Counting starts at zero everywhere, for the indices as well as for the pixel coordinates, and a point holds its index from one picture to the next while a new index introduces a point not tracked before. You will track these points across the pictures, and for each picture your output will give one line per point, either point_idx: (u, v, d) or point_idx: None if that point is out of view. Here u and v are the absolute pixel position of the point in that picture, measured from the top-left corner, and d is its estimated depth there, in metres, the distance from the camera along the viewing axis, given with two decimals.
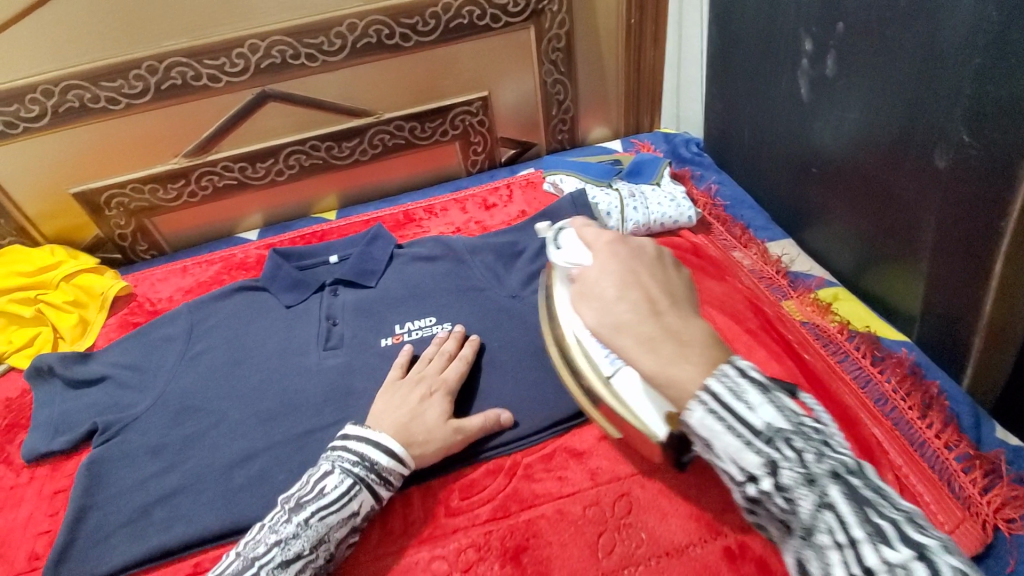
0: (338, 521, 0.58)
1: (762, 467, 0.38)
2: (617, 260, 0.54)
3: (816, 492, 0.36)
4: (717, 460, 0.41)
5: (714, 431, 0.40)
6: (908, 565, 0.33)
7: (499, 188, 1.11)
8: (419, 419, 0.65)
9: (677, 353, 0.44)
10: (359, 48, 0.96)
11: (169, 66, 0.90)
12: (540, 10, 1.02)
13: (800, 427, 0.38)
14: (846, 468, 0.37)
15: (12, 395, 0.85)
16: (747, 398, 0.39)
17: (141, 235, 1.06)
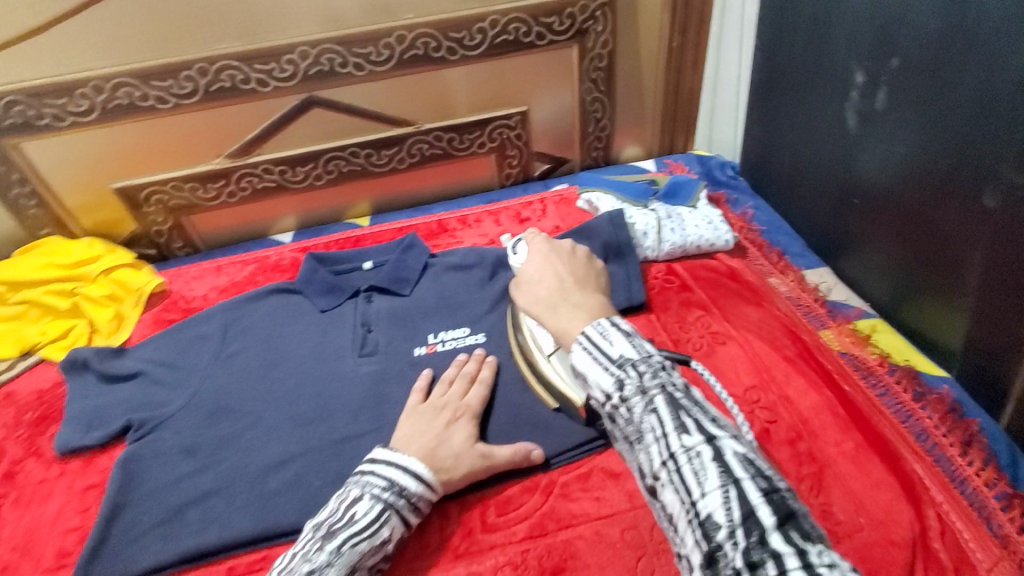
0: (370, 550, 0.56)
1: (614, 385, 0.49)
2: (542, 256, 0.70)
3: (646, 399, 0.47)
4: (589, 388, 0.52)
5: (587, 362, 0.51)
6: (698, 449, 0.43)
7: (533, 202, 1.11)
8: (444, 445, 0.64)
9: (572, 314, 0.60)
10: (405, 59, 0.97)
11: (220, 69, 0.91)
12: (584, 30, 1.03)
13: (646, 358, 0.49)
14: (671, 383, 0.47)
15: (45, 386, 0.84)
16: (609, 337, 0.51)
17: (177, 233, 1.07)
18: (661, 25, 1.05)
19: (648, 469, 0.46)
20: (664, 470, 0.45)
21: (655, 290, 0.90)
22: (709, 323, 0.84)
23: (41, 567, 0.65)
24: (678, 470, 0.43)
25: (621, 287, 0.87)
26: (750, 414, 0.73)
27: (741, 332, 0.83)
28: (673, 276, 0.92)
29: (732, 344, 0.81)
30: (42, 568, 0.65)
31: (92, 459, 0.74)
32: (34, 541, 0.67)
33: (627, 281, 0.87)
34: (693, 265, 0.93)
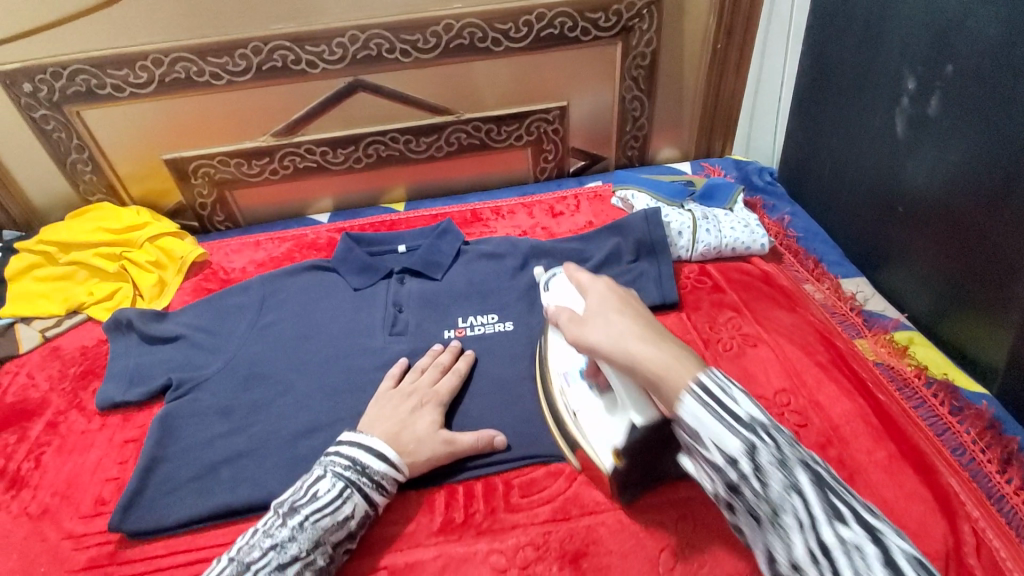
0: (331, 526, 0.58)
1: (744, 450, 0.44)
2: (608, 292, 0.61)
3: (788, 477, 0.43)
4: (702, 448, 0.46)
5: (704, 420, 0.46)
6: (857, 542, 0.40)
7: (567, 197, 1.11)
8: (407, 429, 0.66)
9: (675, 361, 0.50)
10: (451, 48, 0.99)
11: (273, 49, 0.94)
12: (629, 27, 1.03)
13: (775, 423, 0.45)
14: (807, 457, 0.45)
15: (89, 343, 0.87)
16: (731, 391, 0.46)
17: (220, 207, 1.10)
18: (708, 25, 1.05)
19: (789, 559, 0.43)
20: (813, 566, 0.41)
21: (686, 289, 0.89)
22: (741, 325, 0.84)
23: (80, 513, 0.67)
24: (832, 565, 0.40)
25: (652, 284, 0.87)
26: (780, 417, 0.72)
27: (774, 337, 0.82)
28: (706, 277, 0.91)
29: (763, 347, 0.81)
30: (80, 514, 0.68)
31: (131, 415, 0.77)
32: (74, 489, 0.70)
33: (659, 277, 0.87)
34: (726, 267, 0.93)
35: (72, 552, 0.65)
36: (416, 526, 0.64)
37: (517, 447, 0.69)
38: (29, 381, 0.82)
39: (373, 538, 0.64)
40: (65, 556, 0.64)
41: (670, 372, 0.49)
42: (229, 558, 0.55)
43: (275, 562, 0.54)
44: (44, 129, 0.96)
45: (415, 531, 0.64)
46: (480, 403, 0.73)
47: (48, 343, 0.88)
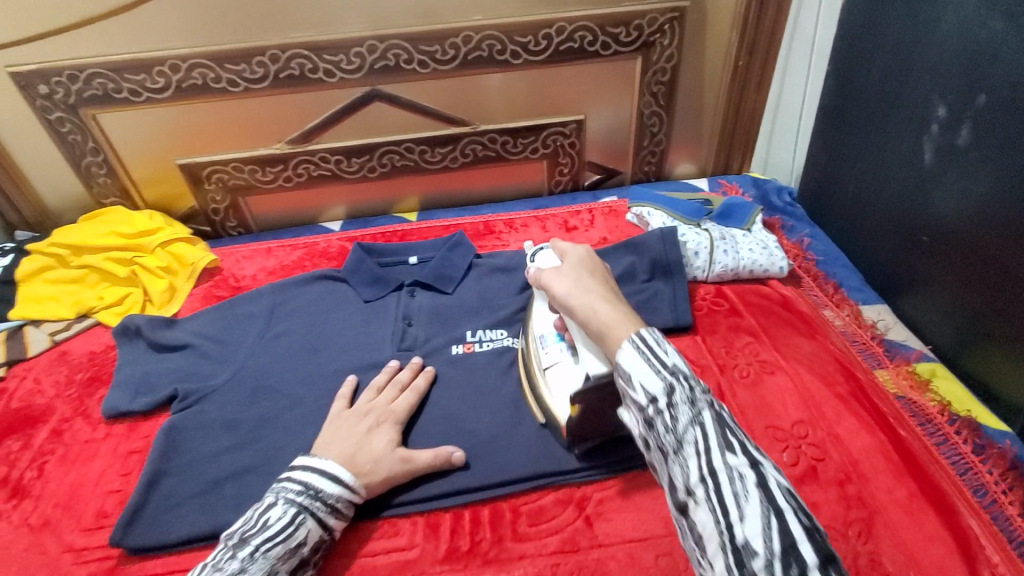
0: (283, 553, 0.55)
1: (663, 390, 0.46)
2: (572, 264, 0.64)
3: (694, 411, 0.45)
4: (629, 390, 0.48)
5: (635, 363, 0.48)
6: (742, 470, 0.42)
7: (581, 212, 1.10)
8: (364, 449, 0.64)
9: (619, 320, 0.54)
10: (469, 59, 0.98)
11: (290, 57, 0.93)
12: (650, 43, 1.01)
13: (696, 373, 0.47)
14: (717, 402, 0.47)
15: (97, 348, 0.87)
16: (665, 346, 0.49)
17: (232, 212, 1.10)
18: (730, 43, 1.03)
19: (682, 485, 0.43)
20: (700, 487, 0.42)
21: (702, 311, 0.88)
22: (758, 351, 0.82)
23: (82, 525, 0.66)
24: (716, 489, 0.42)
25: (666, 305, 0.85)
26: (797, 450, 0.70)
27: (793, 365, 0.80)
28: (722, 299, 0.89)
29: (781, 375, 0.78)
30: (81, 527, 0.66)
31: (136, 425, 0.76)
32: (76, 499, 0.68)
33: (674, 299, 0.86)
34: (743, 289, 0.91)
35: (72, 566, 0.63)
36: (421, 553, 0.63)
37: (525, 472, 0.67)
38: (36, 386, 0.81)
39: (377, 564, 0.62)
40: (65, 571, 0.63)
41: (614, 328, 0.53)
42: None
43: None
44: (61, 131, 0.97)
45: (420, 557, 0.63)
46: (488, 424, 0.71)
47: (57, 347, 0.87)
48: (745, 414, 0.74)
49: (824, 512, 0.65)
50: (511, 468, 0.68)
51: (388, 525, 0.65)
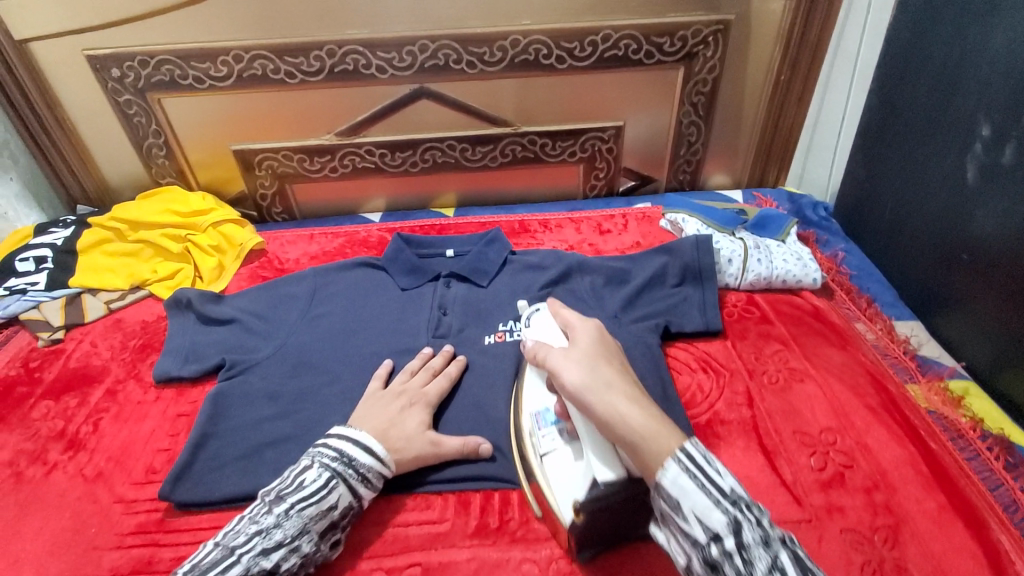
0: (316, 515, 0.58)
1: (726, 525, 0.46)
2: (590, 339, 0.62)
3: (770, 554, 0.45)
4: (683, 523, 0.48)
5: (686, 489, 0.48)
6: None
7: (615, 216, 1.12)
8: (396, 428, 0.67)
9: (656, 431, 0.52)
10: (516, 62, 1.01)
11: (347, 53, 0.97)
12: (693, 53, 1.04)
13: (752, 501, 0.48)
14: (784, 536, 0.47)
15: (149, 318, 0.91)
16: (715, 466, 0.49)
17: (279, 199, 1.14)
18: (772, 57, 1.04)
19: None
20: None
21: (733, 317, 0.88)
22: (788, 359, 0.83)
23: (132, 479, 0.70)
24: None
25: (696, 309, 0.86)
26: (826, 455, 0.71)
27: (823, 374, 0.80)
28: (753, 307, 0.90)
29: (811, 383, 0.79)
30: (131, 480, 0.70)
31: (184, 390, 0.80)
32: (127, 455, 0.72)
33: (703, 303, 0.87)
34: (775, 298, 0.92)
35: (122, 516, 0.66)
36: (452, 527, 0.65)
37: None
38: (92, 349, 0.86)
39: (409, 534, 0.65)
40: (115, 520, 0.66)
41: (653, 439, 0.51)
42: (215, 543, 0.56)
43: (258, 547, 0.55)
44: (127, 113, 1.02)
45: (450, 531, 0.65)
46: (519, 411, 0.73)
47: (112, 314, 0.92)
48: (774, 418, 0.75)
49: (851, 516, 0.65)
50: None
51: (420, 499, 0.67)
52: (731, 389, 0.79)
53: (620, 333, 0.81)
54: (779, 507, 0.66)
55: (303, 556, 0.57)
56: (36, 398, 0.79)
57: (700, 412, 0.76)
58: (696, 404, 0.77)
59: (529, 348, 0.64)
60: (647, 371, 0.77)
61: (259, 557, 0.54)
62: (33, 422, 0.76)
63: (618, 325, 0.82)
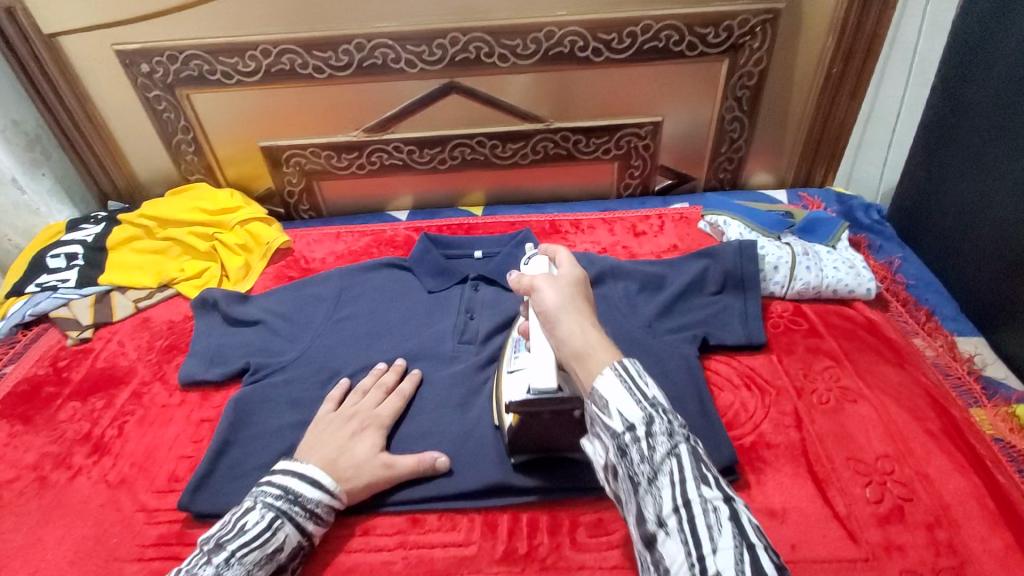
0: (261, 559, 0.55)
1: (641, 420, 0.48)
2: (571, 267, 0.62)
3: (672, 444, 0.46)
4: (604, 417, 0.49)
5: (615, 390, 0.49)
6: (716, 504, 0.44)
7: (651, 217, 1.07)
8: (349, 454, 0.64)
9: (606, 346, 0.53)
10: (550, 55, 0.97)
11: (375, 46, 0.94)
12: (739, 45, 0.97)
13: (672, 406, 0.49)
14: (692, 436, 0.49)
15: (176, 318, 0.90)
16: (645, 378, 0.50)
17: (306, 195, 1.13)
18: (825, 48, 0.97)
19: (653, 515, 0.45)
20: (672, 517, 0.44)
21: (779, 329, 0.83)
22: (839, 376, 0.77)
23: (155, 486, 0.68)
24: (690, 520, 0.44)
25: (737, 321, 0.81)
26: (882, 486, 0.66)
27: (876, 393, 0.75)
28: (801, 318, 0.84)
29: (864, 404, 0.74)
30: (153, 488, 0.68)
31: (209, 394, 0.79)
32: (150, 460, 0.71)
33: (744, 313, 0.82)
34: (825, 309, 0.86)
35: (144, 525, 0.65)
36: (478, 551, 0.62)
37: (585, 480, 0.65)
38: (119, 349, 0.86)
39: (434, 557, 0.62)
40: (137, 530, 0.64)
41: (597, 352, 0.52)
42: None
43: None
44: (156, 108, 1.02)
45: (477, 555, 0.62)
46: None
47: (139, 313, 0.91)
48: (824, 442, 0.70)
49: (911, 556, 0.60)
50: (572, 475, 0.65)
51: (446, 519, 0.65)
52: (777, 408, 0.74)
53: (656, 346, 0.76)
54: (832, 543, 0.61)
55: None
56: (63, 399, 0.79)
57: (743, 434, 0.71)
58: (739, 424, 0.72)
59: (511, 276, 0.63)
60: (686, 388, 0.73)
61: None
62: (60, 423, 0.76)
63: (651, 335, 0.78)
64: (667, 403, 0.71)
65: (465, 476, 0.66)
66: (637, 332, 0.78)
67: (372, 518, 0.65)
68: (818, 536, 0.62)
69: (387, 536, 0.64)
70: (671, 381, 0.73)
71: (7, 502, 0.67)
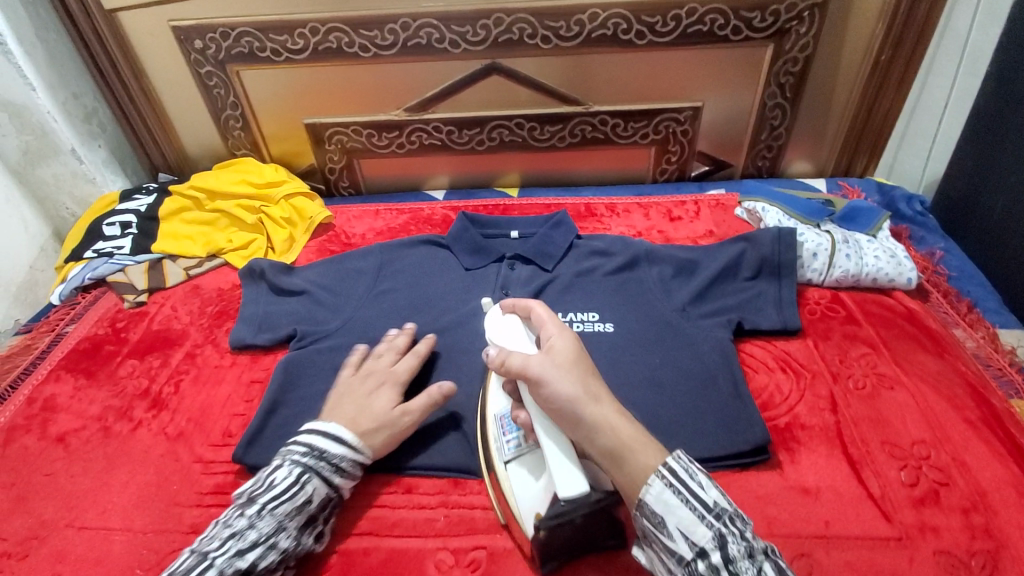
0: (292, 511, 0.57)
1: (711, 540, 0.48)
2: (570, 342, 0.58)
3: (754, 565, 0.47)
4: (669, 540, 0.49)
5: (672, 505, 0.49)
6: None
7: (686, 202, 1.07)
8: (372, 411, 0.65)
9: (643, 442, 0.53)
10: (593, 37, 0.97)
11: (420, 26, 0.96)
12: (785, 30, 0.96)
13: (738, 513, 0.50)
14: (770, 552, 0.49)
15: (225, 286, 0.94)
16: (699, 480, 0.50)
17: (347, 173, 1.15)
18: (873, 35, 0.96)
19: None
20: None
21: (815, 316, 0.83)
22: (876, 363, 0.77)
23: (209, 441, 0.72)
24: None
25: (772, 306, 0.82)
26: (918, 470, 0.66)
27: (914, 381, 0.75)
28: (838, 305, 0.85)
29: (902, 391, 0.74)
30: (209, 442, 0.72)
31: (258, 357, 0.82)
32: (205, 416, 0.74)
33: (779, 299, 0.82)
34: (863, 298, 0.86)
35: (201, 475, 0.69)
36: None
37: None
38: (173, 313, 0.90)
39: (474, 517, 0.64)
40: (195, 479, 0.68)
41: (637, 451, 0.52)
42: (189, 552, 0.54)
43: (233, 549, 0.53)
44: (207, 84, 1.05)
45: None
46: None
47: (190, 281, 0.95)
48: (860, 426, 0.71)
49: (946, 538, 0.61)
50: None
51: (484, 483, 0.67)
52: (812, 392, 0.74)
53: (689, 328, 0.77)
54: (865, 522, 0.62)
55: (282, 553, 0.56)
56: (123, 356, 0.83)
57: (778, 416, 0.72)
58: (774, 406, 0.73)
59: (494, 357, 0.58)
60: (720, 369, 0.74)
61: (234, 557, 0.53)
62: (120, 379, 0.80)
63: (684, 318, 0.79)
64: (701, 382, 0.72)
65: None
66: (672, 313, 0.79)
67: (414, 479, 0.68)
68: (851, 514, 0.63)
69: (429, 496, 0.66)
70: (704, 361, 0.74)
71: (75, 449, 0.72)
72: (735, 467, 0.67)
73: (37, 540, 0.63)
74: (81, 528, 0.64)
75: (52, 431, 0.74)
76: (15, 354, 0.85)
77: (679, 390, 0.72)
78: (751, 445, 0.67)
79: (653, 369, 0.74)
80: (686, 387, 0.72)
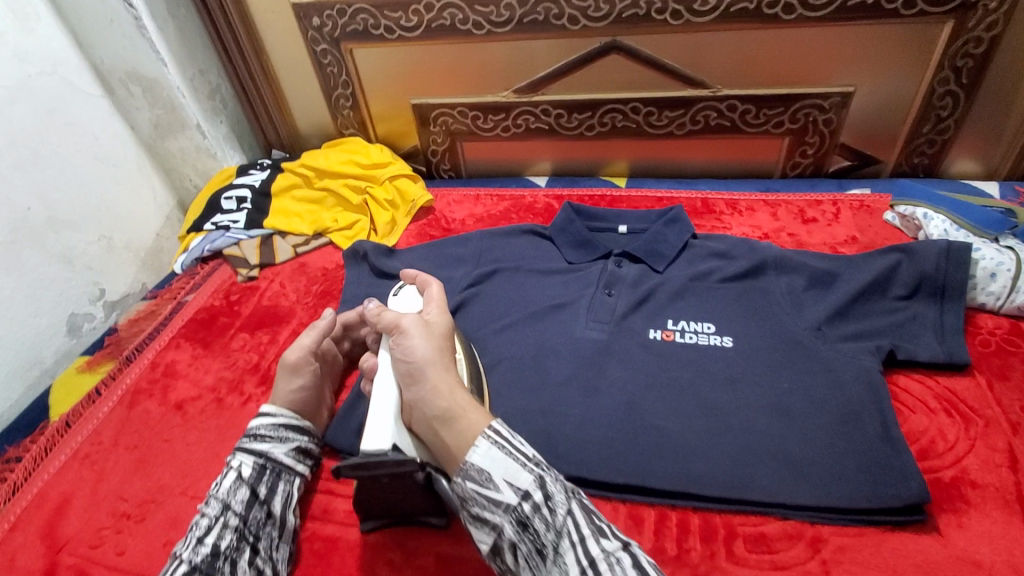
0: (229, 488, 0.57)
1: (532, 483, 0.48)
2: (444, 328, 0.62)
3: (567, 499, 0.48)
4: (495, 492, 0.48)
5: (497, 459, 0.49)
6: (616, 551, 0.45)
7: (823, 203, 0.95)
8: (277, 372, 0.67)
9: (471, 405, 0.54)
10: (731, 12, 0.86)
11: (539, 1, 0.90)
12: (971, 3, 0.80)
13: (550, 465, 0.51)
14: (579, 493, 0.51)
15: (329, 267, 0.95)
16: (519, 439, 0.52)
17: (449, 155, 1.13)
18: None
19: None
20: None
21: (989, 349, 0.71)
22: None
23: None
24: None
25: (930, 333, 0.69)
26: None
27: None
28: (1019, 339, 0.71)
29: None
30: None
31: None
32: None
33: (939, 326, 0.70)
34: None
35: None
36: None
37: (746, 492, 0.60)
38: (281, 290, 0.92)
39: None
40: None
41: (463, 414, 0.53)
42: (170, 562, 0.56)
43: (192, 540, 0.54)
44: (322, 62, 1.05)
45: None
46: (697, 428, 0.64)
47: (297, 258, 0.97)
48: None
49: None
50: (723, 485, 0.60)
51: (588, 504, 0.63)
52: (987, 444, 0.63)
53: (827, 352, 0.67)
54: None
55: (235, 528, 0.55)
56: (235, 329, 0.86)
57: (942, 467, 0.62)
58: (936, 454, 0.63)
59: (374, 313, 0.64)
60: (864, 404, 0.63)
61: (194, 546, 0.53)
62: (232, 351, 0.83)
63: (820, 339, 0.68)
64: (840, 417, 0.62)
65: (611, 461, 0.63)
66: (803, 331, 0.69)
67: None
68: None
69: None
70: (845, 393, 0.64)
71: (190, 417, 0.75)
72: (886, 525, 0.58)
73: (154, 505, 0.66)
74: (192, 498, 0.66)
75: (171, 398, 0.78)
76: (143, 319, 0.93)
77: (811, 422, 0.62)
78: (910, 503, 0.57)
79: (780, 396, 0.65)
80: (820, 420, 0.62)
